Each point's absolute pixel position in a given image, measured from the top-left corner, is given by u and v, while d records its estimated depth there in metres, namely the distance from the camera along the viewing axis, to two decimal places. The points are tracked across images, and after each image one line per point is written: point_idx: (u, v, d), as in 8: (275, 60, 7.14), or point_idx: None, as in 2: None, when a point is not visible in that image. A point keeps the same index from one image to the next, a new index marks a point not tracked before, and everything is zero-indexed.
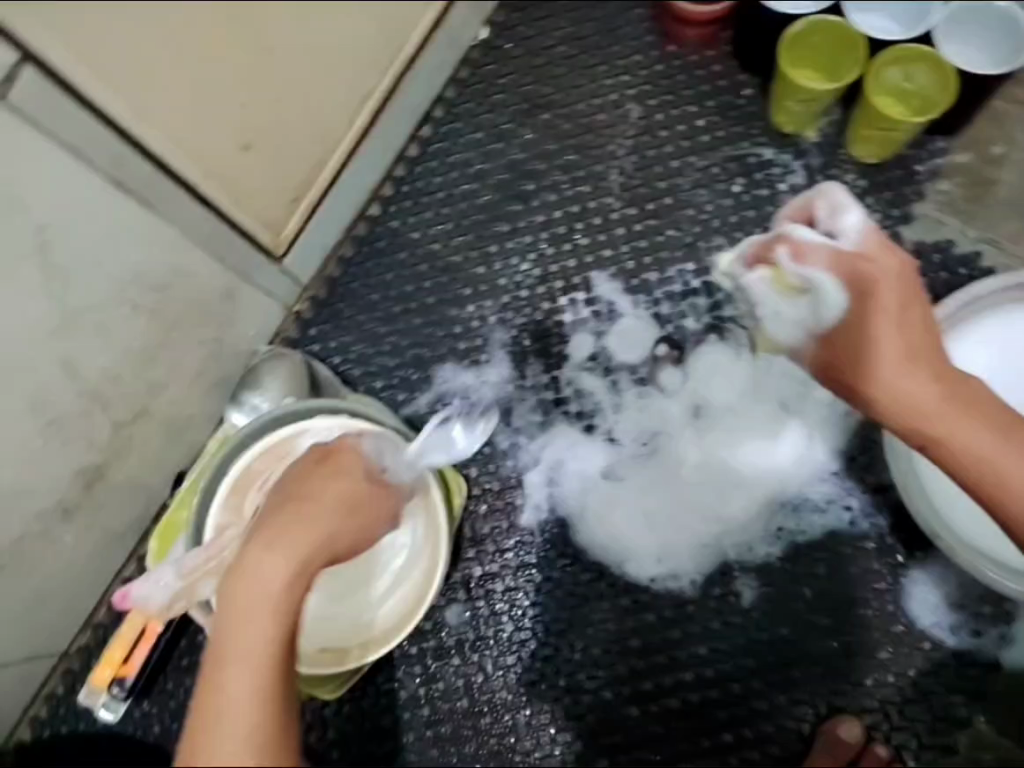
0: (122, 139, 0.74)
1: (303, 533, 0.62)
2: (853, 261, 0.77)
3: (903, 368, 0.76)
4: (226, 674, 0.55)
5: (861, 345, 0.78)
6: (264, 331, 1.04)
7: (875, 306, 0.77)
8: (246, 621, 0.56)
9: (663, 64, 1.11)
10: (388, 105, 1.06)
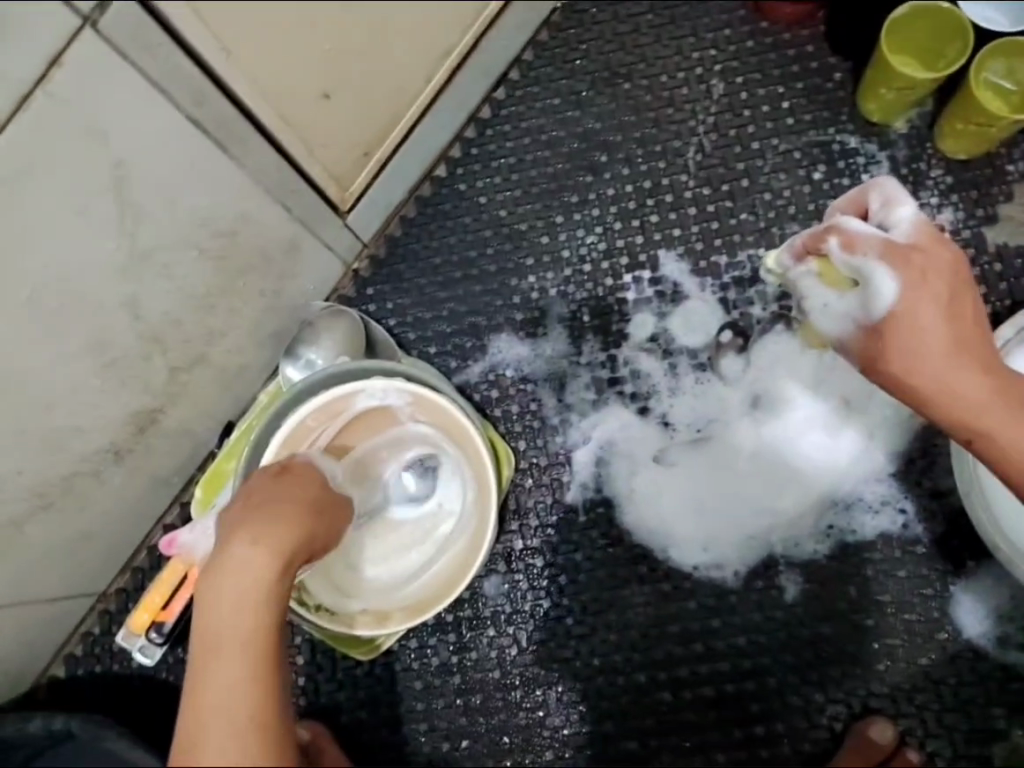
0: (208, 81, 0.71)
1: (276, 521, 0.58)
2: (906, 252, 0.72)
3: (953, 367, 0.71)
4: (209, 666, 0.51)
5: (907, 344, 0.72)
6: (322, 287, 1.04)
7: (924, 302, 0.71)
8: (235, 604, 0.53)
9: (753, 40, 1.07)
10: (469, 62, 1.02)
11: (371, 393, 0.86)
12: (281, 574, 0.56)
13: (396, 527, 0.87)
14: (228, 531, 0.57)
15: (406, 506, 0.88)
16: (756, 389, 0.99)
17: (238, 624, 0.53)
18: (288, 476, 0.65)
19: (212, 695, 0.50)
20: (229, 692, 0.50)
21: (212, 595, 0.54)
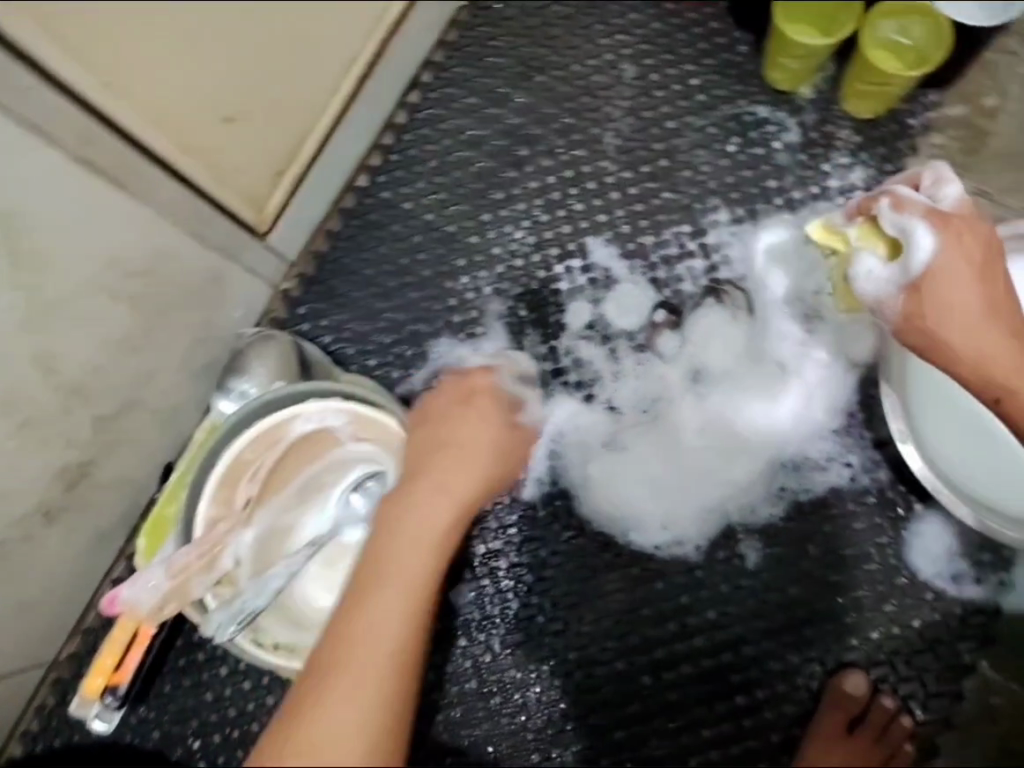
0: (89, 115, 0.72)
1: (459, 477, 0.79)
2: (949, 217, 0.77)
3: (976, 316, 0.77)
4: (385, 589, 0.70)
5: (946, 302, 0.78)
6: (250, 314, 1.01)
7: (957, 261, 0.77)
8: (413, 549, 0.74)
9: (659, 22, 1.06)
10: (377, 69, 1.01)
11: (309, 416, 0.87)
12: (452, 528, 0.76)
13: (349, 550, 0.90)
14: (418, 474, 0.79)
15: (357, 528, 0.89)
16: (693, 366, 0.99)
17: (408, 564, 0.72)
18: (491, 437, 0.83)
19: (372, 623, 0.67)
20: (382, 626, 0.67)
21: (402, 526, 0.75)
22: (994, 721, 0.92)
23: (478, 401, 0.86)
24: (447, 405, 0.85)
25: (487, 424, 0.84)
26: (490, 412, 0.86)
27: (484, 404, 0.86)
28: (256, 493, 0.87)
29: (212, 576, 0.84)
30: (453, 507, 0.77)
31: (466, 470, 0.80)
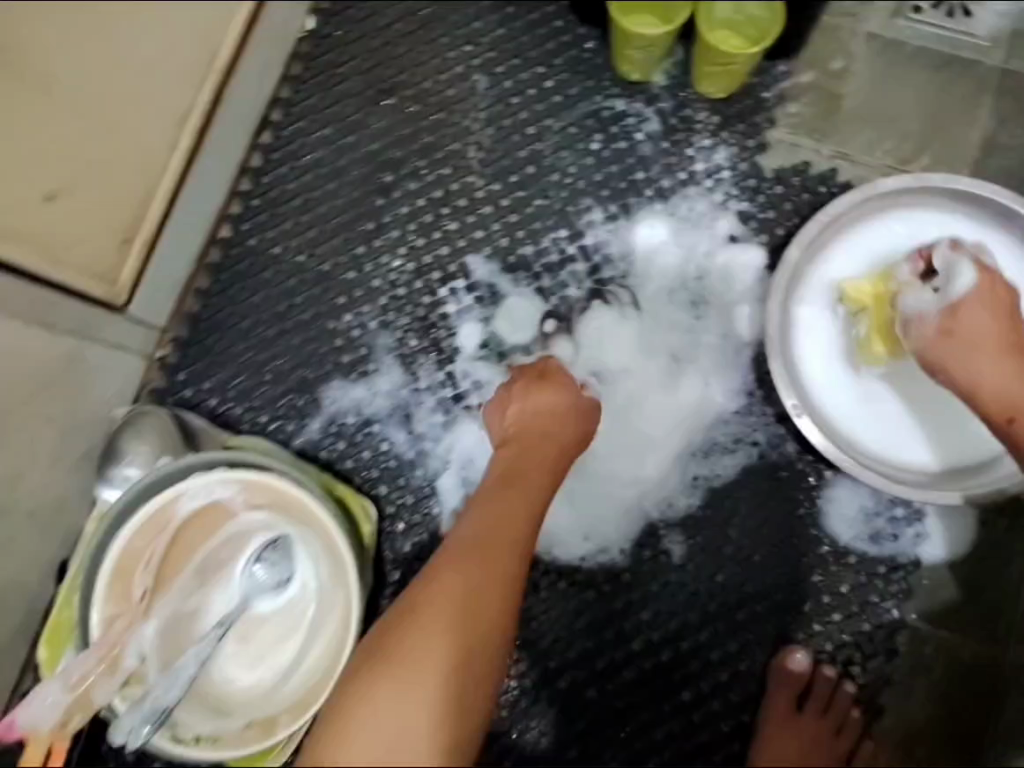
0: None
1: (555, 422, 0.87)
2: (986, 262, 0.87)
3: (980, 350, 0.83)
4: (498, 497, 0.79)
5: (974, 334, 0.83)
6: (126, 389, 0.96)
7: (984, 303, 0.84)
8: (524, 472, 0.82)
9: (504, 27, 1.04)
10: (217, 116, 0.98)
11: (194, 494, 0.86)
12: (553, 462, 0.84)
13: (263, 623, 0.86)
14: (515, 432, 0.87)
15: (267, 599, 0.86)
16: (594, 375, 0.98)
17: (504, 547, 0.75)
18: (566, 417, 0.88)
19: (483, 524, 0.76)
20: (497, 524, 0.76)
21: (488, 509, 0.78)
22: (928, 669, 0.94)
23: (552, 383, 0.90)
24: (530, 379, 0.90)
25: (540, 406, 0.88)
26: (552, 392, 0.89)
27: (553, 388, 0.89)
28: (151, 585, 0.84)
29: (117, 679, 0.81)
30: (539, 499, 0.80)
31: (526, 460, 0.84)
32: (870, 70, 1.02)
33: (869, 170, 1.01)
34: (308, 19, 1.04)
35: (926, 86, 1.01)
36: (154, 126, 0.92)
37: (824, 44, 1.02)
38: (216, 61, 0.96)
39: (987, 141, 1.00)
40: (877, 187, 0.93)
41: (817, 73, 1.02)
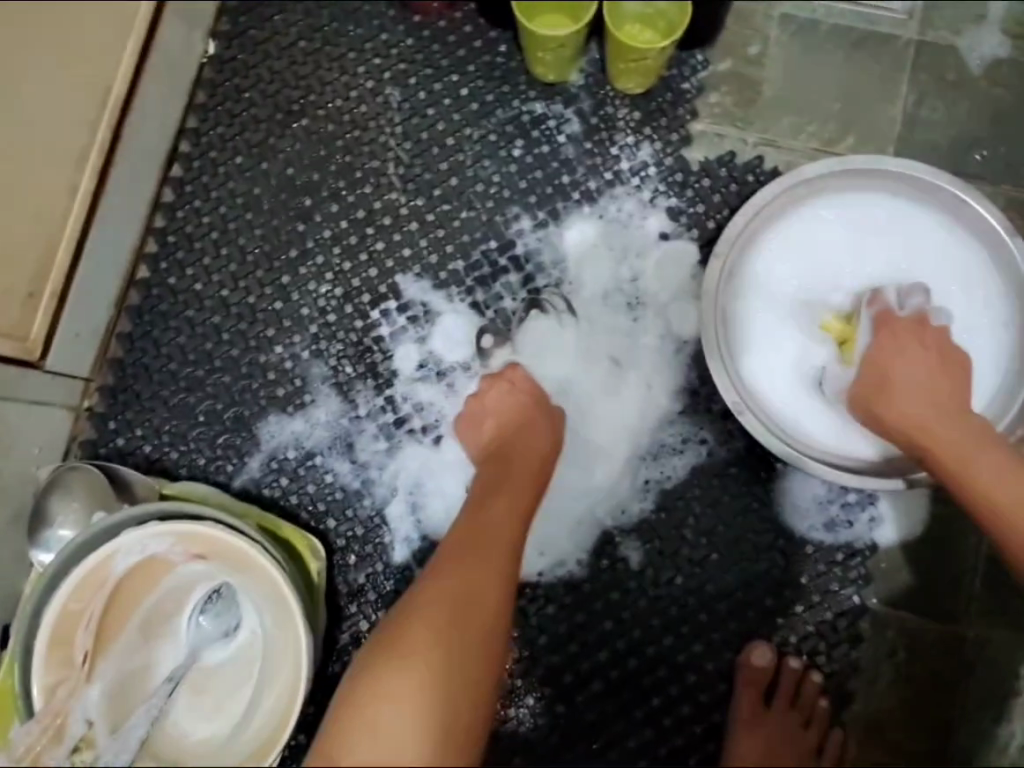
0: None
1: (541, 421, 0.84)
2: (900, 317, 0.86)
3: (903, 391, 0.82)
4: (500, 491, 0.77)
5: (885, 388, 0.83)
6: (52, 445, 0.93)
7: (900, 346, 0.84)
8: (522, 468, 0.80)
9: (412, 37, 1.01)
10: (117, 155, 0.93)
11: (129, 548, 0.82)
12: (545, 459, 0.81)
13: (214, 675, 0.84)
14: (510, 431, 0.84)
15: (216, 648, 0.84)
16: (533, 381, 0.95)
17: (501, 540, 0.72)
18: (542, 418, 0.85)
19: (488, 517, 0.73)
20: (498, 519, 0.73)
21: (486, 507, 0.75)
22: (892, 652, 0.94)
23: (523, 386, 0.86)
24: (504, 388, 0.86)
25: (522, 406, 0.85)
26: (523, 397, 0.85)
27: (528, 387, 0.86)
28: (93, 645, 0.80)
29: (63, 749, 0.73)
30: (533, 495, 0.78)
31: (508, 465, 0.81)
32: (787, 53, 1.01)
33: (796, 155, 1.00)
34: (208, 43, 1.01)
35: (844, 65, 1.00)
36: (46, 172, 0.86)
37: (739, 31, 1.01)
38: (110, 97, 0.90)
39: (909, 117, 0.99)
40: (802, 173, 0.92)
41: (734, 61, 1.01)
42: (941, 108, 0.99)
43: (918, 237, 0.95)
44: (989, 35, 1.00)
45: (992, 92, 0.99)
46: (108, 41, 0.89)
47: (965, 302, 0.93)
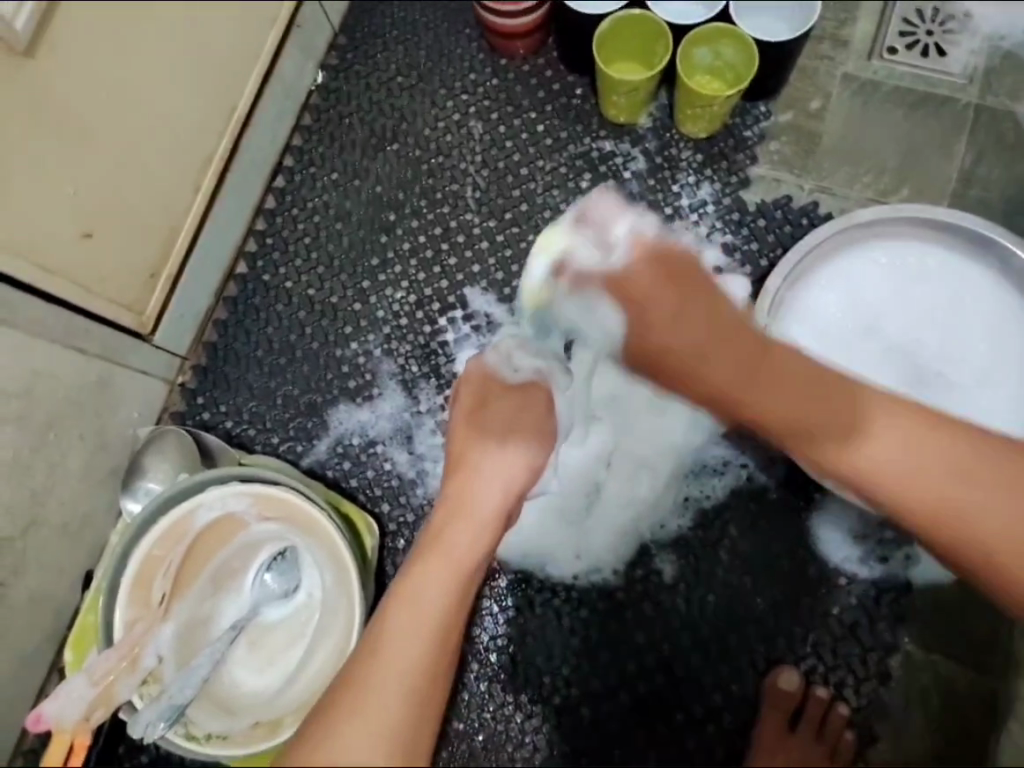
0: None
1: (494, 451, 0.80)
2: (624, 282, 0.71)
3: (777, 389, 0.74)
4: (430, 575, 0.74)
5: (646, 332, 0.73)
6: (148, 410, 1.04)
7: (658, 309, 0.72)
8: (468, 541, 0.77)
9: (498, 78, 1.12)
10: (234, 163, 1.06)
11: (210, 504, 0.91)
12: (490, 531, 0.78)
13: (272, 630, 0.92)
14: (460, 475, 0.81)
15: (275, 605, 0.92)
16: (505, 358, 0.86)
17: (424, 651, 0.70)
18: (516, 442, 0.81)
19: (405, 620, 0.72)
20: (415, 620, 0.72)
21: (389, 622, 0.72)
22: (922, 695, 0.95)
23: (492, 414, 0.82)
24: (469, 409, 0.83)
25: (475, 454, 0.80)
26: (498, 419, 0.81)
27: (490, 423, 0.81)
28: (169, 589, 0.89)
29: (136, 677, 0.85)
30: (453, 588, 0.74)
31: (456, 528, 0.77)
32: (848, 109, 1.07)
33: (848, 203, 1.06)
34: (318, 73, 1.14)
35: (902, 122, 1.06)
36: (175, 170, 0.99)
37: (803, 87, 1.08)
38: (237, 110, 1.04)
39: (964, 174, 1.04)
40: (854, 218, 0.97)
41: (796, 113, 1.08)
42: (998, 168, 1.04)
43: (966, 290, 0.98)
44: None
45: None
46: (239, 63, 1.03)
47: (1010, 350, 0.96)
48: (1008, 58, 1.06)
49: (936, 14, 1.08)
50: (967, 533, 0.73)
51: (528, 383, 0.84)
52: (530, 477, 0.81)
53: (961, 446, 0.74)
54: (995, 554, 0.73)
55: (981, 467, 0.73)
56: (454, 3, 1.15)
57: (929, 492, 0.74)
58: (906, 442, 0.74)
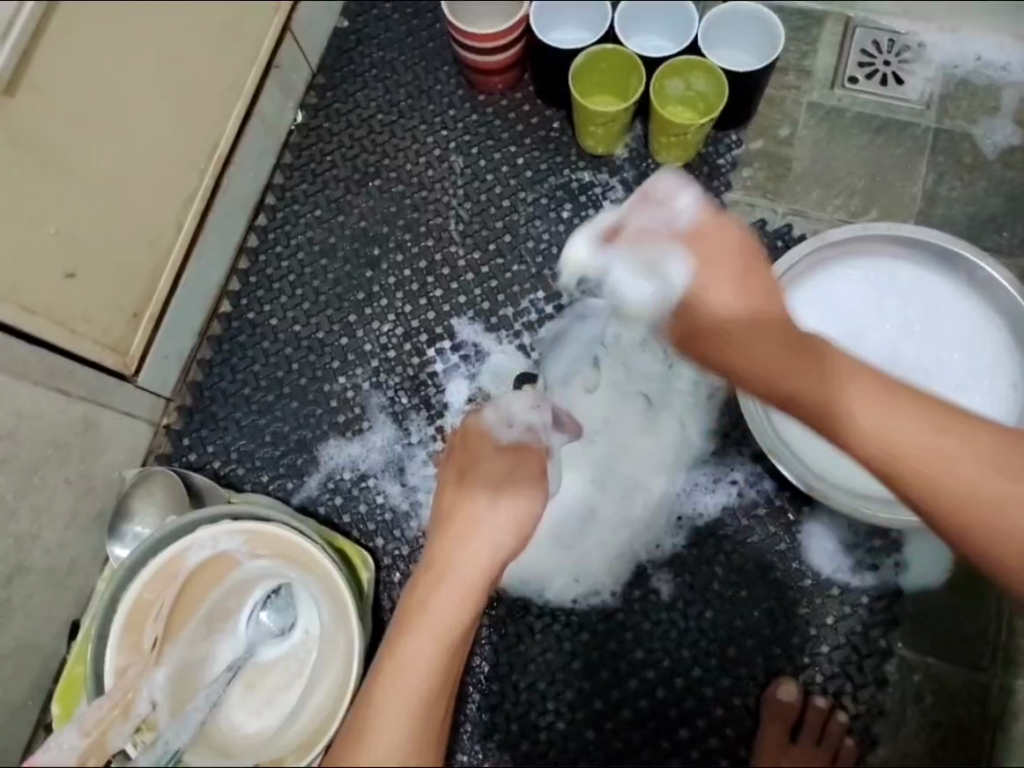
0: None
1: (487, 501, 0.80)
2: (694, 233, 0.73)
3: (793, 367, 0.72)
4: (423, 635, 0.74)
5: (716, 260, 0.73)
6: (134, 452, 1.02)
7: (715, 281, 0.73)
8: (462, 592, 0.76)
9: (477, 113, 1.14)
10: (216, 201, 1.06)
11: (202, 544, 0.89)
12: (484, 577, 0.78)
13: (269, 669, 0.90)
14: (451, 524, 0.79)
15: (271, 645, 0.91)
16: (501, 414, 0.87)
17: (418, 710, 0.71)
18: (507, 496, 0.80)
19: (399, 679, 0.72)
20: (408, 680, 0.72)
21: (382, 684, 0.72)
22: (918, 697, 0.95)
23: (485, 467, 0.82)
24: (457, 455, 0.84)
25: (466, 510, 0.79)
26: (489, 473, 0.81)
27: (483, 485, 0.80)
28: (162, 632, 0.86)
29: (130, 724, 0.79)
30: (441, 651, 0.74)
31: (447, 583, 0.77)
32: (815, 135, 1.12)
33: (820, 224, 1.09)
34: (297, 113, 1.16)
35: (866, 147, 1.11)
36: (158, 210, 1.00)
37: (771, 117, 1.12)
38: (218, 148, 1.04)
39: (929, 193, 1.09)
40: (829, 238, 1.01)
41: (766, 140, 1.12)
42: (958, 187, 1.09)
43: (937, 300, 1.02)
44: (1003, 125, 1.10)
45: (1006, 175, 1.08)
46: (219, 102, 1.04)
47: (985, 356, 1.00)
48: (962, 84, 1.11)
49: (892, 45, 1.13)
50: (964, 507, 0.70)
51: (525, 442, 0.85)
52: (524, 531, 0.81)
53: (971, 437, 0.71)
54: (954, 513, 0.71)
55: (987, 456, 0.71)
56: (431, 42, 1.17)
57: (947, 481, 0.70)
58: (919, 424, 0.70)
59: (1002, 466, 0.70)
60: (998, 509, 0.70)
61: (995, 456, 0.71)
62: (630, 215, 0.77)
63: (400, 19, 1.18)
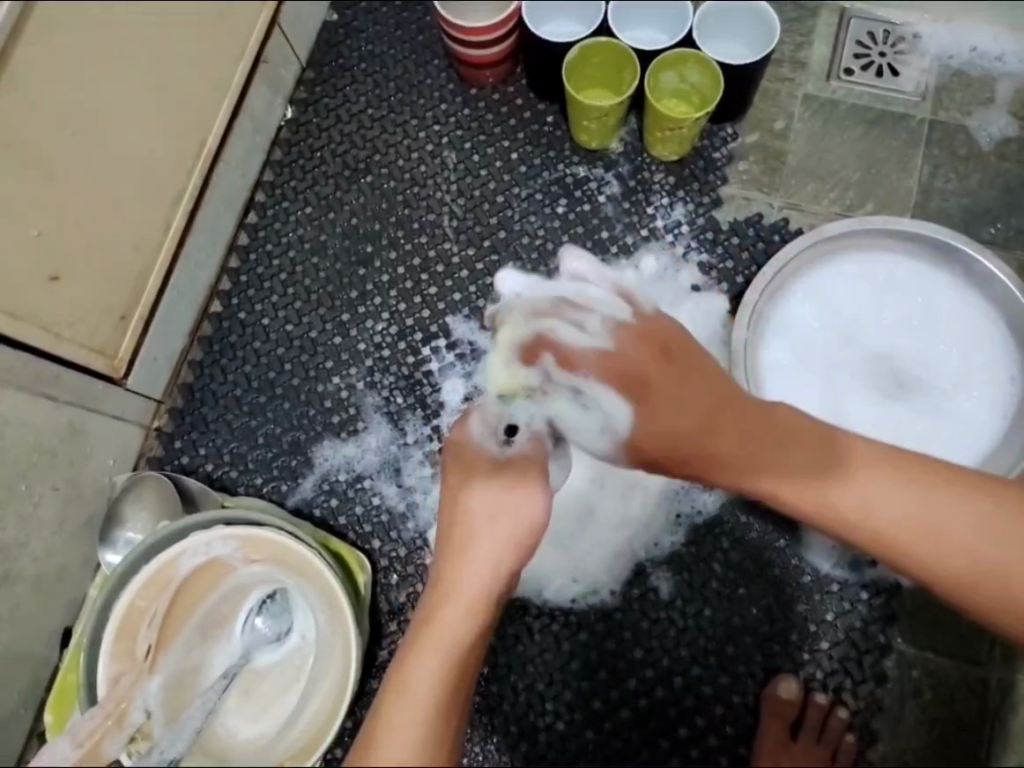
0: None
1: (484, 517, 0.79)
2: (619, 362, 0.76)
3: (776, 458, 0.76)
4: (426, 655, 0.74)
5: (666, 398, 0.76)
6: (124, 457, 1.01)
7: (660, 395, 0.76)
8: (462, 611, 0.76)
9: (469, 107, 1.13)
10: (204, 199, 1.03)
11: (195, 550, 0.88)
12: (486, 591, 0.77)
13: (265, 675, 0.89)
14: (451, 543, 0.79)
15: (268, 650, 0.90)
16: (492, 425, 0.83)
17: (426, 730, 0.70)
18: (507, 509, 0.79)
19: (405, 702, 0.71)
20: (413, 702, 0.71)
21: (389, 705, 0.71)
22: (918, 693, 0.95)
23: (482, 478, 0.80)
24: (454, 468, 0.83)
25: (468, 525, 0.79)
26: (486, 488, 0.80)
27: (481, 498, 0.80)
28: (155, 639, 0.85)
29: (124, 735, 0.77)
30: (444, 669, 0.73)
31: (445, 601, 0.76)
32: (810, 128, 1.11)
33: (816, 218, 1.08)
34: (287, 108, 1.14)
35: (861, 140, 1.10)
36: (145, 210, 0.98)
37: (766, 109, 1.11)
38: (206, 145, 1.02)
39: (925, 185, 1.08)
40: (826, 233, 1.00)
41: (762, 134, 1.11)
42: (954, 179, 1.08)
43: (934, 296, 1.01)
44: (999, 116, 1.09)
45: (1002, 167, 1.08)
46: (206, 98, 1.02)
47: (981, 352, 0.99)
48: (958, 75, 1.10)
49: (887, 36, 1.12)
50: (963, 564, 0.73)
51: (521, 453, 0.81)
52: (525, 546, 0.80)
53: (972, 500, 0.73)
54: (935, 551, 0.73)
55: (985, 516, 0.73)
56: (421, 36, 1.16)
57: (950, 549, 0.73)
58: (911, 499, 0.74)
59: (1002, 526, 0.72)
60: (1003, 575, 0.72)
61: (997, 514, 0.73)
62: (561, 334, 0.76)
63: (389, 13, 1.17)
